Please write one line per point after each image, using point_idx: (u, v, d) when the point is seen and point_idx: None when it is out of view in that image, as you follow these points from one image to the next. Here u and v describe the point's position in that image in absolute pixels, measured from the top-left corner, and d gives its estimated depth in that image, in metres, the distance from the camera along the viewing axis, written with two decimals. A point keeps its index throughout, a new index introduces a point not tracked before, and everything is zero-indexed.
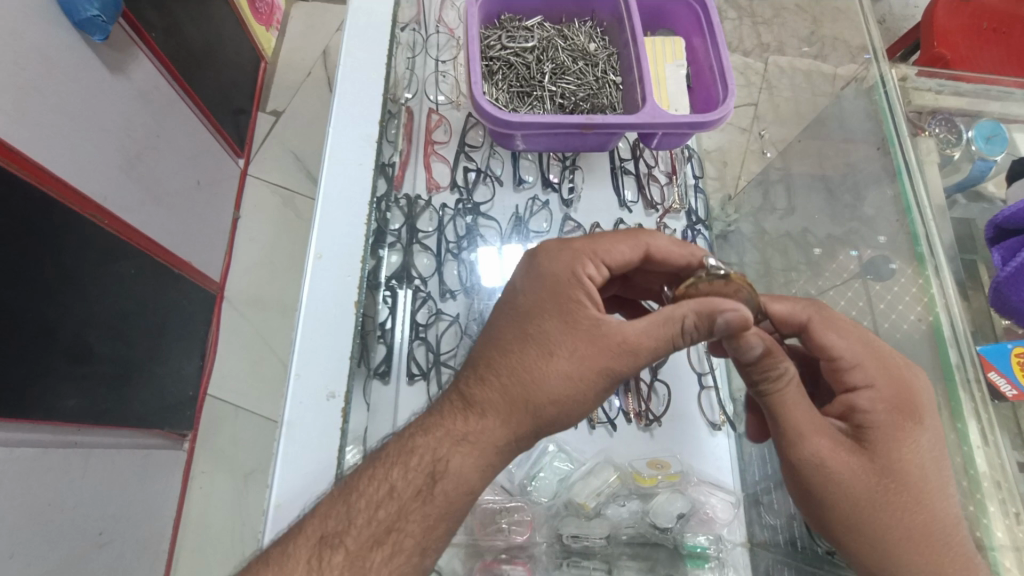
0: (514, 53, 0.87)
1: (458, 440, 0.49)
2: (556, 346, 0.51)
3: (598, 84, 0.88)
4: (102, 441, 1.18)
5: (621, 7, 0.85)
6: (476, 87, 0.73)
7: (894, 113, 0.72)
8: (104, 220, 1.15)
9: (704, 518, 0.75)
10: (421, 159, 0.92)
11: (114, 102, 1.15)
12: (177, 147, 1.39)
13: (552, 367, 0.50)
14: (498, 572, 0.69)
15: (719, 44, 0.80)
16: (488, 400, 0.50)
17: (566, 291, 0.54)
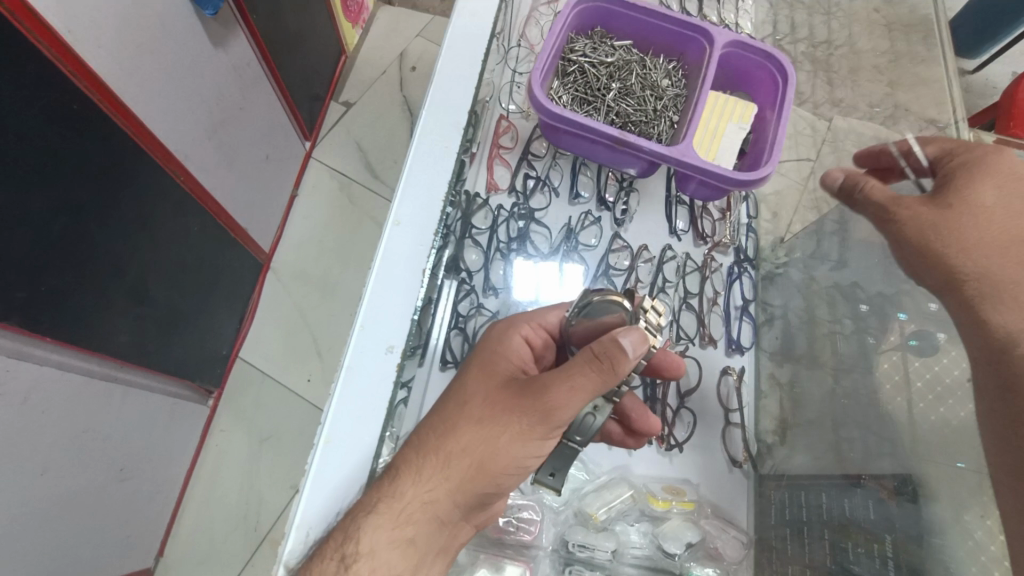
0: (592, 63, 0.92)
1: (376, 522, 0.54)
2: (471, 407, 0.59)
3: (654, 115, 0.92)
4: (141, 382, 1.25)
5: (706, 55, 0.87)
6: (536, 73, 0.78)
7: None
8: (182, 176, 1.23)
9: (712, 552, 0.74)
10: (485, 159, 0.97)
11: (211, 72, 1.25)
12: (256, 121, 1.48)
13: (468, 430, 0.57)
14: (499, 564, 0.69)
15: (779, 121, 0.81)
16: (405, 483, 0.56)
17: (494, 360, 0.64)
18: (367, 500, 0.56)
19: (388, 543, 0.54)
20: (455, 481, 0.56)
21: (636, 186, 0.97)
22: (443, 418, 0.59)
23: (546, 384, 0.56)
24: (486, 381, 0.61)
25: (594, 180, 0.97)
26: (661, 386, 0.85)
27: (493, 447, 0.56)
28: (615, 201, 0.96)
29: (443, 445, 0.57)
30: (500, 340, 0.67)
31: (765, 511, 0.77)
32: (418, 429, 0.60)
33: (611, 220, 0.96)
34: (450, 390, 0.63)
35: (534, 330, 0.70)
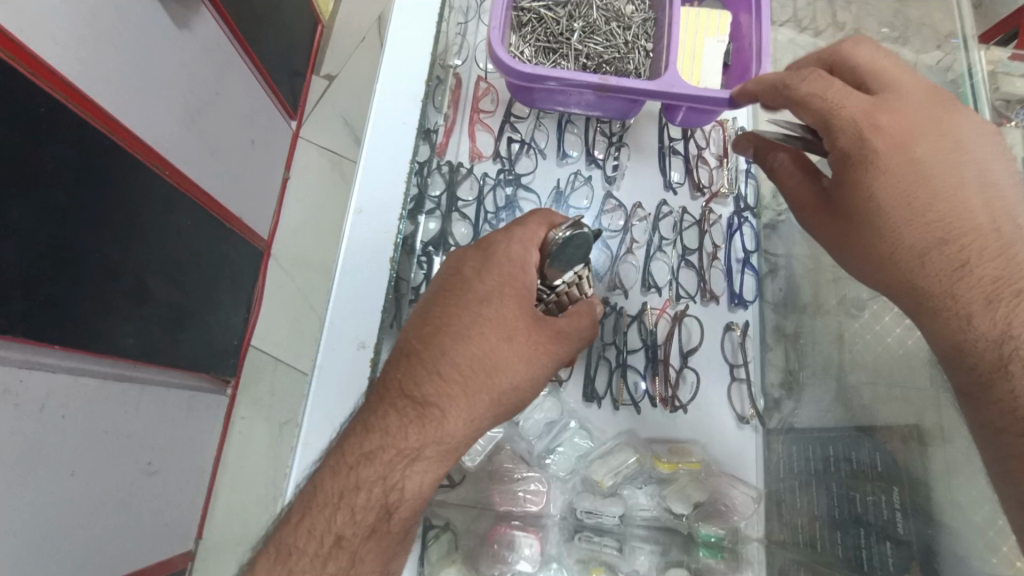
0: (545, 8, 0.88)
1: (425, 467, 0.47)
2: (516, 340, 0.51)
3: (626, 48, 0.85)
4: (155, 377, 1.27)
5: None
6: (495, 33, 0.72)
7: (979, 100, 0.68)
8: (165, 171, 1.20)
9: (725, 510, 0.72)
10: (466, 126, 0.92)
11: (181, 59, 1.20)
12: (235, 105, 1.43)
13: (513, 367, 0.50)
14: (510, 537, 0.70)
15: (761, 20, 0.75)
16: (457, 423, 0.48)
17: (524, 281, 0.53)
18: (405, 443, 0.47)
19: (431, 487, 0.48)
20: (496, 413, 0.51)
21: (626, 140, 0.92)
22: (491, 353, 0.50)
23: (565, 329, 0.54)
24: (522, 307, 0.52)
25: (581, 138, 0.93)
26: (662, 346, 0.81)
27: (536, 379, 0.53)
28: (605, 158, 0.92)
29: (493, 378, 0.49)
30: (516, 257, 0.53)
31: (774, 465, 0.76)
32: (451, 354, 0.49)
33: (602, 177, 0.91)
34: (479, 310, 0.51)
35: (530, 249, 0.54)
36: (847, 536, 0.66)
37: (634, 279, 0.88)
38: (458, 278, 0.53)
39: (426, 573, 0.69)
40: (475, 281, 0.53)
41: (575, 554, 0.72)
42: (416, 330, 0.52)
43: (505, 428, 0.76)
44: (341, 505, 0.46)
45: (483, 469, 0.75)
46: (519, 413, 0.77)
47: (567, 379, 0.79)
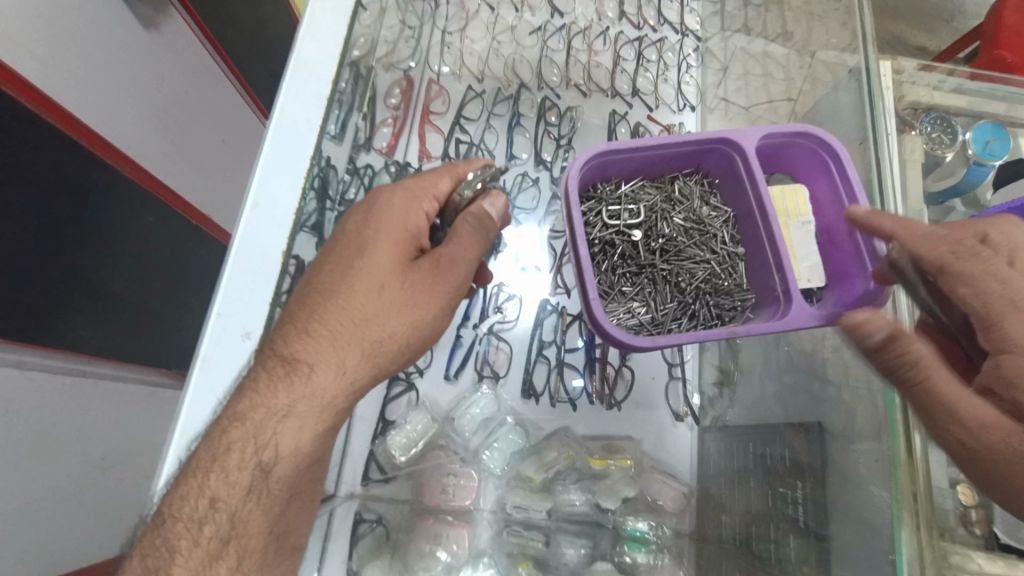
0: (617, 233, 0.69)
1: (299, 422, 0.48)
2: (388, 287, 0.52)
3: (722, 261, 0.69)
4: (111, 374, 1.15)
5: (736, 165, 0.64)
6: (596, 302, 0.54)
7: (876, 102, 0.67)
8: (128, 169, 1.07)
9: (652, 504, 0.74)
10: (417, 127, 0.94)
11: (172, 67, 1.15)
12: (204, 99, 1.26)
13: (388, 316, 0.51)
14: (435, 531, 0.70)
15: (863, 216, 0.58)
16: (326, 376, 0.49)
17: (396, 230, 0.55)
18: (274, 399, 0.48)
19: (301, 441, 0.49)
20: (375, 359, 0.51)
21: (573, 145, 0.96)
22: (355, 305, 0.51)
23: (446, 260, 0.54)
24: (395, 258, 0.53)
25: (531, 140, 0.95)
26: (600, 345, 0.82)
27: (417, 316, 0.53)
28: (553, 160, 0.94)
29: (366, 328, 0.51)
30: (398, 209, 0.56)
31: (706, 463, 0.77)
32: (321, 312, 0.51)
33: (548, 179, 0.93)
34: (351, 265, 0.53)
35: (418, 201, 0.57)
36: (761, 531, 0.67)
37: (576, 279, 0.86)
38: (343, 234, 0.55)
39: (354, 566, 0.70)
40: (353, 238, 0.54)
41: (504, 548, 0.72)
42: (298, 291, 0.53)
43: (440, 423, 0.77)
44: (207, 470, 0.47)
45: (417, 464, 0.75)
46: (455, 409, 0.78)
47: (506, 376, 0.81)
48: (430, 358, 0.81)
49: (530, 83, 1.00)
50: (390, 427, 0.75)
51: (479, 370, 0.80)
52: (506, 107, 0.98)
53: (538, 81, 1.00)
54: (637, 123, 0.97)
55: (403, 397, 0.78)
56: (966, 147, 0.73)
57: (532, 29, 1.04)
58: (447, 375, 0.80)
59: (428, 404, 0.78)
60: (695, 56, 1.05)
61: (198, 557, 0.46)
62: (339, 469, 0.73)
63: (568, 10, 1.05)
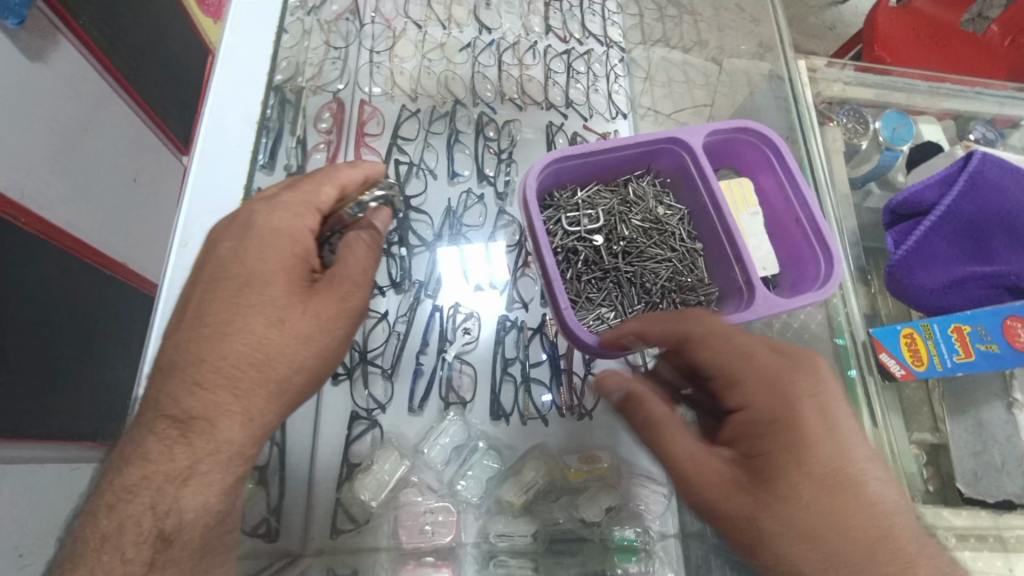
0: (579, 239, 0.71)
1: (205, 483, 0.43)
2: (288, 316, 0.46)
3: (682, 258, 0.71)
4: (25, 457, 0.84)
5: (686, 163, 0.68)
6: (566, 310, 0.57)
7: (800, 103, 0.75)
8: (22, 219, 0.87)
9: (636, 511, 0.73)
10: (352, 151, 0.90)
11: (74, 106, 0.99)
12: (113, 140, 1.09)
13: (289, 350, 0.45)
14: (421, 574, 0.67)
15: (807, 201, 0.62)
16: (231, 428, 0.43)
17: (286, 248, 0.48)
18: (167, 458, 0.43)
19: (209, 502, 0.43)
20: (278, 394, 0.46)
21: (514, 158, 0.95)
22: (257, 342, 0.45)
23: (351, 283, 0.48)
24: (292, 286, 0.47)
25: (472, 157, 0.94)
26: (564, 357, 0.81)
27: (325, 339, 0.47)
28: (496, 175, 0.93)
29: (267, 363, 0.45)
30: (280, 227, 0.48)
31: None
32: (206, 356, 0.44)
33: (493, 194, 0.92)
34: (239, 296, 0.45)
35: (302, 213, 0.50)
36: None
37: (533, 291, 0.85)
38: (219, 264, 0.47)
39: None
40: (231, 262, 0.47)
41: None
42: (177, 335, 0.46)
43: (409, 459, 0.73)
44: (126, 548, 0.42)
45: (389, 505, 0.70)
46: (424, 440, 0.74)
47: (472, 400, 0.78)
48: (390, 391, 0.77)
49: (465, 100, 1.00)
50: (356, 470, 0.71)
51: (444, 396, 0.77)
52: (442, 125, 0.96)
53: (472, 98, 1.00)
54: (574, 133, 0.99)
55: (367, 435, 0.73)
56: (878, 134, 0.79)
57: (461, 46, 1.03)
58: (411, 406, 0.76)
59: (394, 440, 0.74)
60: (621, 66, 1.08)
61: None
62: (305, 522, 0.68)
63: (495, 27, 1.06)
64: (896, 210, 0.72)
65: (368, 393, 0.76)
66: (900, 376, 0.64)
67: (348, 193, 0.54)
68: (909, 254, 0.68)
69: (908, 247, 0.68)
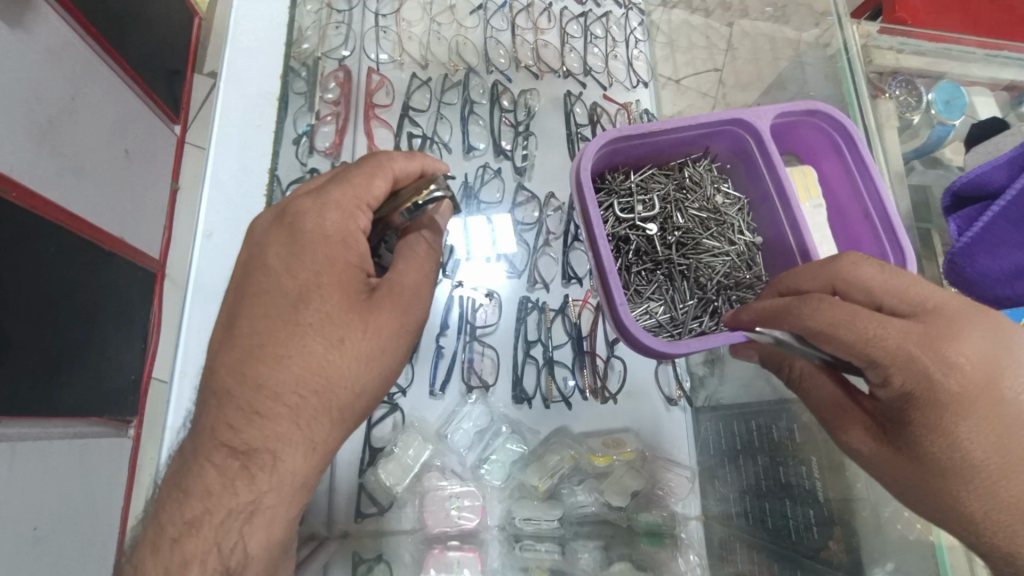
0: (630, 228, 0.69)
1: (270, 517, 0.42)
2: (350, 340, 0.44)
3: (738, 251, 0.68)
4: (32, 434, 0.84)
5: (748, 144, 0.64)
6: (625, 308, 0.53)
7: (855, 74, 0.71)
8: (12, 193, 0.81)
9: (659, 494, 0.73)
10: (362, 124, 0.85)
11: (54, 72, 0.92)
12: (100, 111, 1.02)
13: (352, 372, 0.44)
14: (448, 559, 0.66)
15: (881, 193, 0.58)
16: (294, 458, 0.42)
17: (337, 260, 0.45)
18: (230, 492, 0.42)
19: (270, 531, 0.43)
20: (338, 423, 0.44)
21: (533, 130, 0.90)
22: (319, 366, 0.43)
23: (410, 291, 0.46)
24: (349, 299, 0.45)
25: (487, 129, 0.89)
26: (587, 337, 0.80)
27: (388, 356, 0.45)
28: (513, 149, 0.88)
29: (326, 389, 0.43)
30: (333, 232, 0.45)
31: (704, 442, 0.76)
32: (266, 384, 0.42)
33: (511, 169, 0.87)
34: (296, 316, 0.44)
35: (354, 213, 0.46)
36: (757, 500, 0.68)
37: (554, 272, 0.83)
38: (265, 272, 0.45)
39: None
40: (284, 276, 0.45)
41: (518, 564, 0.69)
42: (228, 356, 0.44)
43: (432, 444, 0.72)
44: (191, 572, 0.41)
45: (412, 489, 0.69)
46: (446, 426, 0.73)
47: (495, 384, 0.76)
48: (412, 374, 0.75)
49: (478, 67, 0.94)
50: (379, 455, 0.70)
51: (466, 381, 0.75)
52: (455, 95, 0.91)
53: (486, 65, 0.94)
54: (594, 103, 0.93)
55: (388, 420, 0.72)
56: (931, 108, 0.76)
57: (472, 8, 0.97)
58: (433, 390, 0.74)
59: (416, 425, 0.72)
60: (641, 30, 1.02)
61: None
62: (329, 505, 0.68)
63: None
64: (958, 193, 0.67)
65: None
66: None
67: (397, 185, 0.49)
68: (974, 242, 0.63)
69: (973, 234, 0.63)
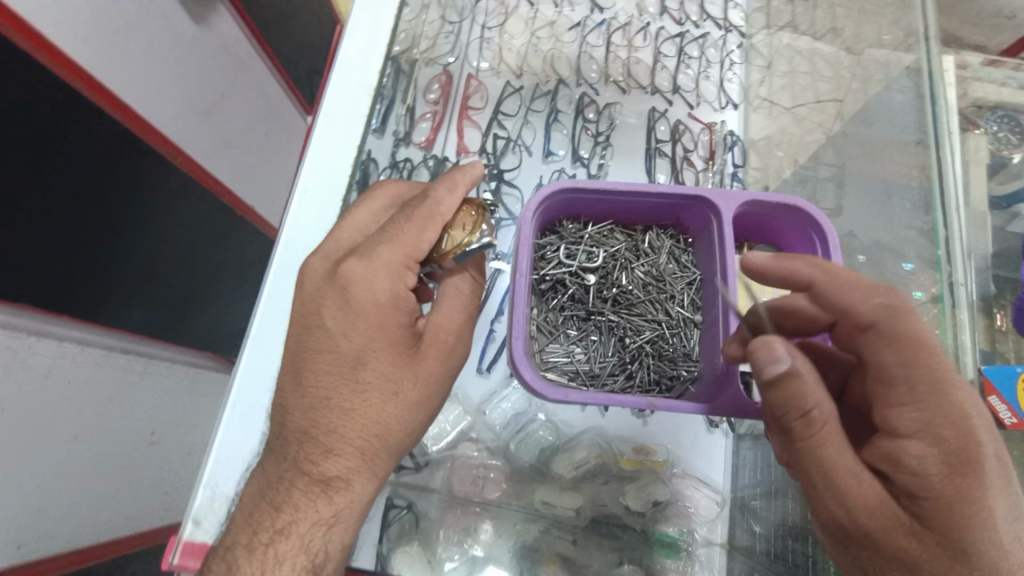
0: (572, 274, 0.73)
1: (344, 526, 0.54)
2: (402, 393, 0.54)
3: (671, 322, 0.72)
4: (162, 356, 1.19)
5: (711, 225, 0.65)
6: (519, 344, 0.56)
7: (937, 102, 0.69)
8: (178, 157, 1.07)
9: (684, 511, 0.72)
10: (455, 122, 0.95)
11: (221, 62, 1.14)
12: (250, 96, 1.24)
13: (401, 419, 0.55)
14: (468, 524, 0.72)
15: None
16: (361, 484, 0.54)
17: (387, 317, 0.53)
18: (301, 518, 0.53)
19: (342, 536, 0.55)
20: (389, 460, 0.56)
21: (612, 141, 0.94)
22: (379, 418, 0.53)
23: (451, 327, 0.58)
24: (399, 356, 0.54)
25: (569, 137, 0.95)
26: None
27: (428, 406, 0.57)
28: (590, 157, 0.93)
29: (383, 432, 0.54)
30: (382, 294, 0.52)
31: (741, 471, 0.74)
32: (336, 429, 0.52)
33: (586, 176, 0.91)
34: (356, 376, 0.53)
35: (404, 271, 0.53)
36: (796, 542, 0.66)
37: None
38: (325, 335, 0.53)
39: (383, 550, 0.70)
40: (343, 340, 0.53)
41: (530, 545, 0.72)
42: (301, 403, 0.53)
43: (471, 416, 0.78)
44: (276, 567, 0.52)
45: (446, 454, 0.75)
46: (486, 403, 0.79)
47: None
48: None
49: (568, 79, 0.99)
50: None
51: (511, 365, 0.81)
52: (543, 103, 0.97)
53: (576, 77, 0.99)
54: (677, 121, 0.95)
55: None
56: None
57: (571, 25, 1.03)
58: (480, 368, 0.80)
59: (460, 397, 0.79)
60: (739, 52, 1.01)
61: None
62: None
63: (608, 6, 1.04)
64: None
65: None
66: (1008, 422, 0.60)
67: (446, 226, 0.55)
68: None
69: None
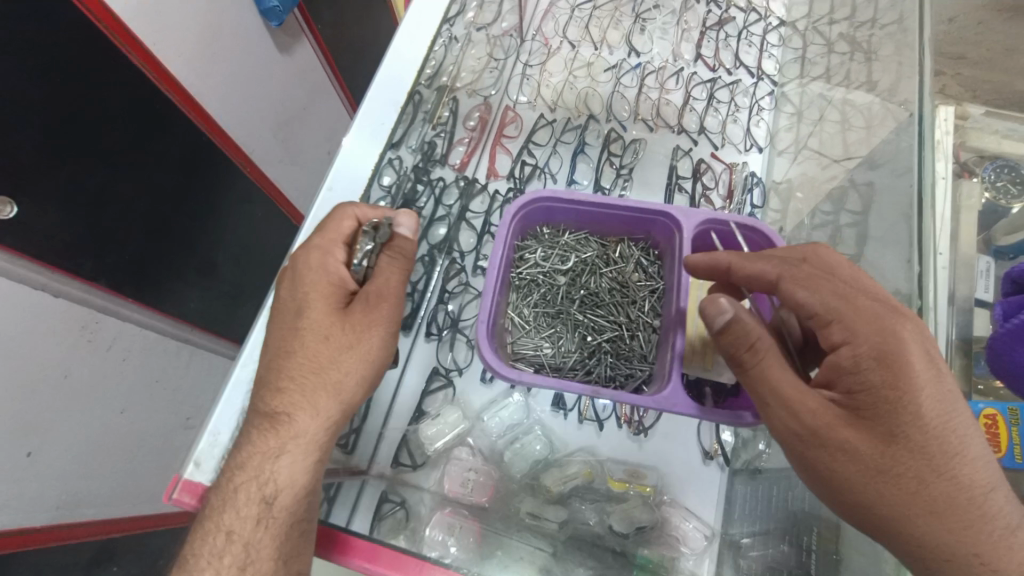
0: (546, 273, 0.80)
1: (291, 459, 0.58)
2: (334, 335, 0.60)
3: (630, 324, 0.78)
4: (208, 346, 1.30)
5: (674, 237, 0.72)
6: (485, 327, 0.62)
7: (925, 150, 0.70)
8: (248, 168, 1.23)
9: (670, 539, 0.72)
10: (489, 148, 1.02)
11: (297, 85, 1.29)
12: (316, 117, 1.39)
13: (339, 361, 0.60)
14: (452, 524, 0.74)
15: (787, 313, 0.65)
16: (305, 420, 0.59)
17: (316, 278, 0.62)
18: (250, 450, 0.58)
19: (300, 466, 0.58)
20: (331, 398, 0.60)
21: (634, 176, 0.98)
22: (320, 361, 0.59)
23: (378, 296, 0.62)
24: (331, 308, 0.61)
25: (593, 169, 1.00)
26: None
27: (363, 347, 0.61)
28: (611, 188, 0.97)
29: (323, 369, 0.59)
30: (315, 264, 0.63)
31: (732, 505, 0.75)
32: (285, 370, 0.60)
33: None
34: (296, 323, 0.61)
35: (333, 247, 0.64)
36: None
37: None
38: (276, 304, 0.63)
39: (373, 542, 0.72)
40: (288, 299, 0.62)
41: (512, 553, 0.71)
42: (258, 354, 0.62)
43: (469, 421, 0.81)
44: (229, 504, 0.58)
45: (441, 454, 0.79)
46: (486, 409, 0.82)
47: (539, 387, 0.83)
48: (470, 359, 0.86)
49: (599, 115, 1.05)
50: (424, 417, 0.81)
51: None
52: (573, 136, 1.03)
53: (607, 114, 1.05)
54: (700, 160, 0.99)
55: (440, 392, 0.84)
56: None
57: (607, 66, 1.10)
58: (484, 377, 0.85)
59: (461, 402, 0.83)
60: (769, 99, 1.05)
61: (226, 570, 0.56)
62: (375, 448, 0.80)
63: (644, 51, 1.11)
64: None
65: (451, 356, 0.86)
66: None
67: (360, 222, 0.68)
68: None
69: None
